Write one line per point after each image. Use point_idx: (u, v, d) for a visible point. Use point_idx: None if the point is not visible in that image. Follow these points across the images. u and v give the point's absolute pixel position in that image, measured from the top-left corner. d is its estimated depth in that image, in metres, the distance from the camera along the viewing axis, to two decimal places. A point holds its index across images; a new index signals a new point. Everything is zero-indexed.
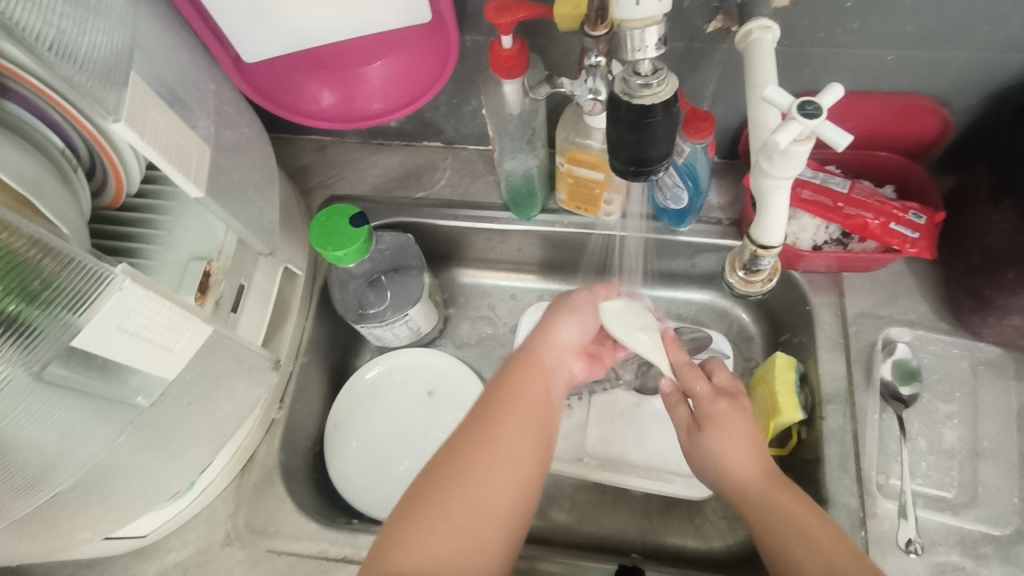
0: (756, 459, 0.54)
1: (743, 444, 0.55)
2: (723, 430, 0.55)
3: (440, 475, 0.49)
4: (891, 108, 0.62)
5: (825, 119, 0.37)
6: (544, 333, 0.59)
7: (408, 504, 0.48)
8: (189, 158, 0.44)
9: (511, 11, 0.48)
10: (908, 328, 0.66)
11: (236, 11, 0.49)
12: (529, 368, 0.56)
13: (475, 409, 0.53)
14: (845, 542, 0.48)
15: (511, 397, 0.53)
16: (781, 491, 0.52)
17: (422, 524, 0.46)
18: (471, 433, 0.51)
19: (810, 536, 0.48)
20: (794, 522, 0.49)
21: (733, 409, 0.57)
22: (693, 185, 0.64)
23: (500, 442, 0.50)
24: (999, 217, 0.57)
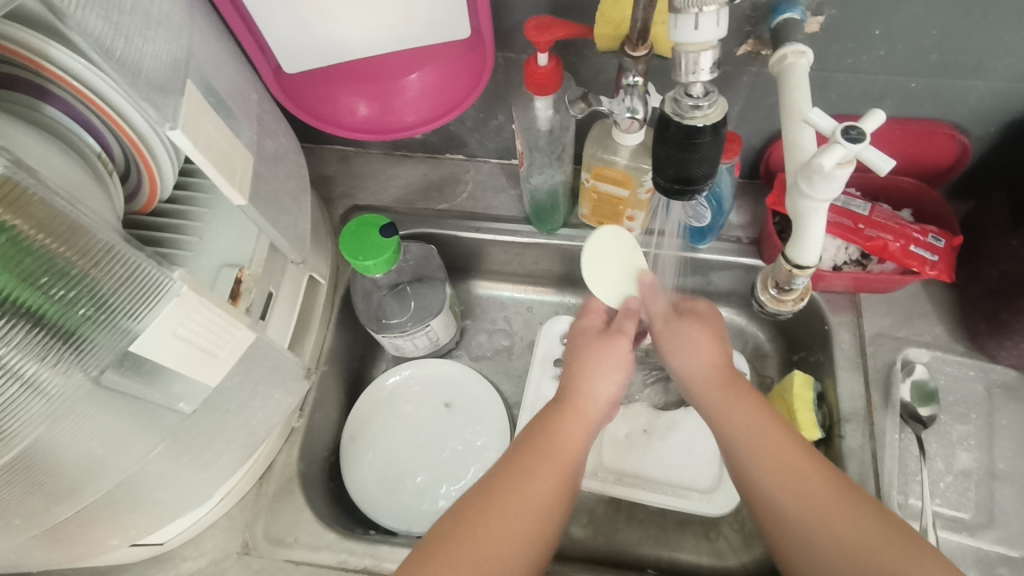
0: (715, 359, 0.58)
1: (707, 343, 0.59)
2: (686, 328, 0.60)
3: (468, 516, 0.49)
4: (912, 133, 0.63)
5: (868, 144, 0.38)
6: (581, 377, 0.58)
7: (434, 539, 0.49)
8: (235, 167, 0.44)
9: (551, 30, 0.49)
10: (926, 349, 0.66)
11: (283, 23, 0.49)
12: (569, 415, 0.56)
13: (509, 453, 0.54)
14: (791, 432, 0.52)
15: (550, 452, 0.53)
16: (733, 384, 0.56)
17: (459, 555, 0.47)
18: (511, 479, 0.51)
19: (753, 419, 0.53)
20: (754, 434, 0.52)
21: (704, 312, 0.61)
22: (717, 205, 0.67)
23: (525, 491, 0.51)
24: (1017, 242, 0.57)
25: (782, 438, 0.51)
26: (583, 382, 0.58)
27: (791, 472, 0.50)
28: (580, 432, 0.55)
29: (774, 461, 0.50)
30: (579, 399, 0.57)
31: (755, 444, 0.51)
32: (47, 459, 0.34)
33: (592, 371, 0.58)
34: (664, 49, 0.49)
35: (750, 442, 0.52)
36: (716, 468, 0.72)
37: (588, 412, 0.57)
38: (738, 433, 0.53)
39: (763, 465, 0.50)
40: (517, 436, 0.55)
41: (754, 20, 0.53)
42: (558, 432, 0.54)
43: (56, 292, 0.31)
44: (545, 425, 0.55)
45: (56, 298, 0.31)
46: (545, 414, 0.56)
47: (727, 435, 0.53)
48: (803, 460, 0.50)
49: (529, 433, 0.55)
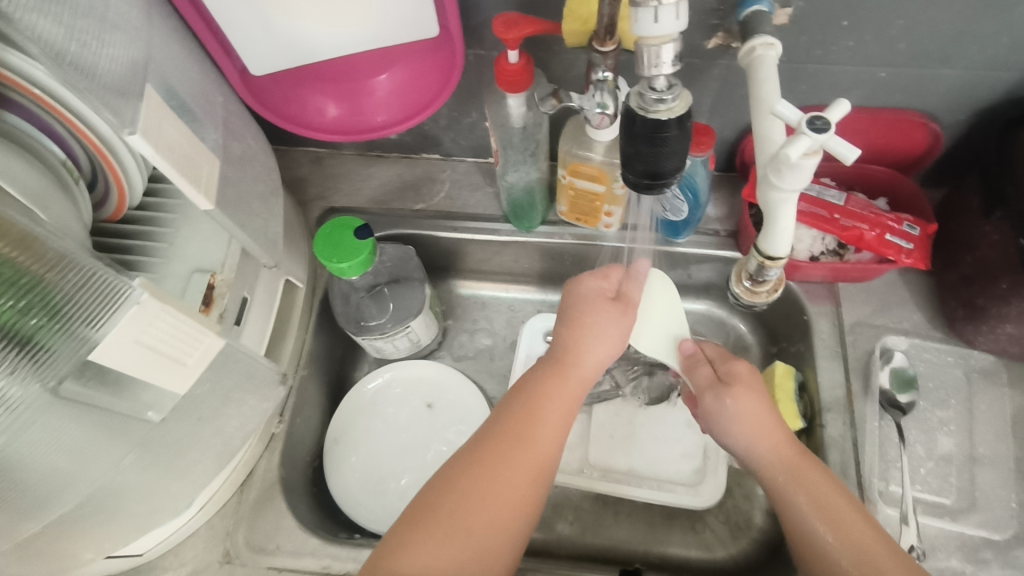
0: (776, 434, 0.55)
1: (763, 417, 0.56)
2: (738, 398, 0.57)
3: (457, 477, 0.51)
4: (883, 123, 0.63)
5: (832, 134, 0.38)
6: (580, 343, 0.57)
7: (422, 501, 0.50)
8: (200, 171, 0.44)
9: (519, 27, 0.50)
10: (904, 336, 0.67)
11: (246, 26, 0.49)
12: (556, 380, 0.56)
13: (493, 421, 0.54)
14: (861, 515, 0.50)
15: (533, 421, 0.53)
16: (801, 464, 0.54)
17: (441, 527, 0.48)
18: (500, 448, 0.52)
19: (822, 503, 0.51)
20: (831, 518, 0.50)
21: (752, 379, 0.59)
22: (693, 197, 0.67)
23: (512, 477, 0.51)
24: (991, 229, 0.58)
25: (856, 524, 0.50)
26: (576, 349, 0.57)
27: (867, 556, 0.48)
28: (563, 400, 0.55)
29: (849, 549, 0.49)
30: (568, 364, 0.57)
31: (829, 532, 0.49)
32: (12, 471, 0.34)
33: (591, 336, 0.58)
34: (628, 43, 0.49)
35: (825, 530, 0.50)
36: (701, 461, 0.72)
37: (580, 379, 0.57)
38: (808, 518, 0.51)
39: (839, 554, 0.49)
40: (502, 404, 0.55)
41: (721, 13, 0.53)
42: (544, 399, 0.55)
43: (7, 301, 0.31)
44: (535, 397, 0.55)
45: (8, 306, 0.31)
46: (530, 380, 0.57)
47: (797, 520, 0.51)
48: (883, 552, 0.48)
49: (513, 403, 0.55)
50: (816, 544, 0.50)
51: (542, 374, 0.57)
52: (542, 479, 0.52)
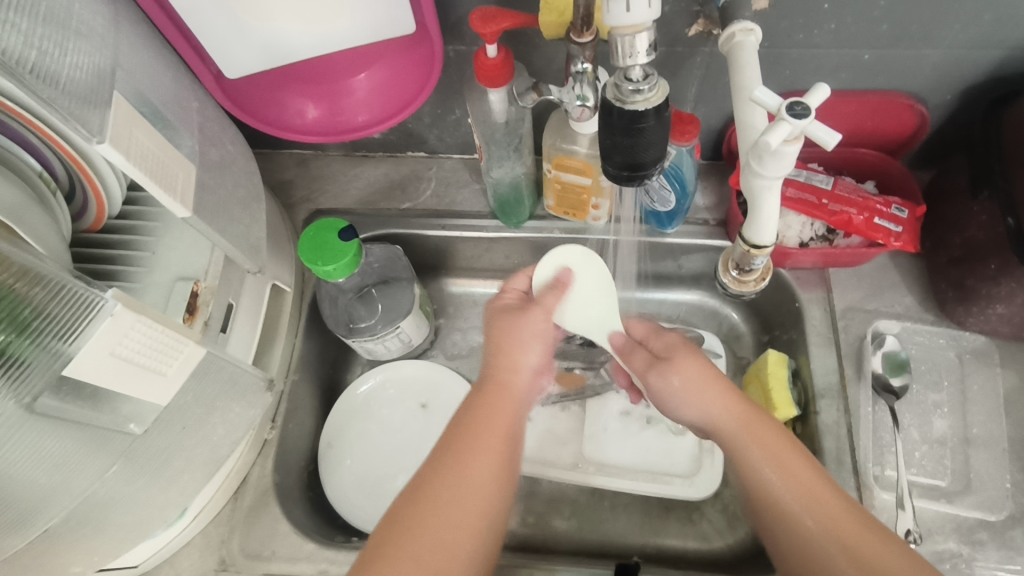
0: (722, 394, 0.54)
1: (709, 382, 0.55)
2: (680, 369, 0.57)
3: (420, 496, 0.48)
4: (869, 106, 0.63)
5: (813, 118, 0.37)
6: (502, 356, 0.56)
7: (386, 526, 0.47)
8: (175, 178, 0.43)
9: (496, 20, 0.49)
10: (896, 320, 0.67)
11: (220, 30, 0.48)
12: (484, 397, 0.54)
13: (444, 436, 0.52)
14: (823, 477, 0.49)
15: (470, 441, 0.51)
16: (752, 419, 0.53)
17: (409, 548, 0.46)
18: (449, 458, 0.50)
19: (780, 463, 0.50)
20: (784, 471, 0.49)
21: (690, 351, 0.59)
22: (680, 187, 0.66)
23: (459, 493, 0.48)
24: (978, 209, 0.57)
25: (818, 487, 0.48)
26: (500, 361, 0.56)
27: (818, 501, 0.47)
28: (508, 407, 0.54)
29: (811, 509, 0.47)
30: (504, 374, 0.55)
31: (791, 493, 0.48)
32: None
33: (514, 344, 0.56)
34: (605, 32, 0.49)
35: (788, 492, 0.48)
36: (696, 453, 0.72)
37: (512, 387, 0.55)
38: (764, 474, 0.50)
39: (798, 511, 0.47)
40: (451, 417, 0.54)
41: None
42: (473, 415, 0.53)
43: None
44: (468, 416, 0.53)
45: None
46: (471, 394, 0.55)
47: (756, 481, 0.50)
48: (847, 515, 0.46)
49: (457, 419, 0.53)
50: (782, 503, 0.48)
51: (470, 395, 0.55)
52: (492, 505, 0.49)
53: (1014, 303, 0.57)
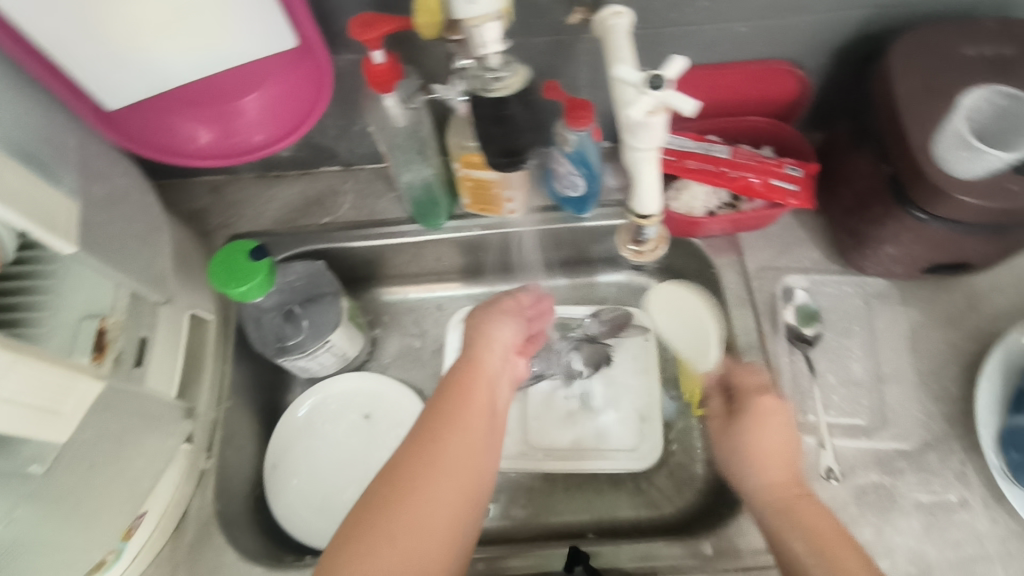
0: (785, 464, 0.54)
1: (780, 447, 0.55)
2: (755, 425, 0.56)
3: (377, 500, 0.47)
4: (750, 74, 0.66)
5: (669, 88, 0.39)
6: (480, 338, 0.59)
7: (354, 518, 0.46)
8: (55, 215, 0.42)
9: (375, 26, 0.50)
10: (804, 275, 0.70)
11: (95, 64, 0.47)
12: (465, 377, 0.55)
13: (419, 423, 0.52)
14: (860, 554, 0.46)
15: (447, 424, 0.51)
16: (797, 495, 0.52)
17: (374, 540, 0.45)
18: (416, 454, 0.49)
19: (810, 525, 0.49)
20: (812, 535, 0.48)
21: (773, 406, 0.57)
22: (587, 170, 0.67)
23: (432, 480, 0.48)
24: (863, 159, 0.60)
25: (828, 532, 0.48)
26: (476, 345, 0.58)
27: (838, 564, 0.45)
28: (484, 387, 0.55)
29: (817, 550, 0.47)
30: (478, 354, 0.57)
31: (795, 525, 0.49)
32: None
33: (490, 325, 0.60)
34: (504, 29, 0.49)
35: (799, 530, 0.49)
36: (637, 424, 0.74)
37: (488, 366, 0.57)
38: (793, 533, 0.48)
39: (794, 539, 0.48)
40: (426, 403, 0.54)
41: None
42: (452, 396, 0.54)
43: None
44: (446, 399, 0.53)
45: None
46: (447, 379, 0.56)
47: (777, 536, 0.49)
48: (848, 552, 0.46)
49: (432, 404, 0.53)
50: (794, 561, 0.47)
51: (449, 376, 0.56)
52: (468, 490, 0.49)
53: (901, 243, 0.59)
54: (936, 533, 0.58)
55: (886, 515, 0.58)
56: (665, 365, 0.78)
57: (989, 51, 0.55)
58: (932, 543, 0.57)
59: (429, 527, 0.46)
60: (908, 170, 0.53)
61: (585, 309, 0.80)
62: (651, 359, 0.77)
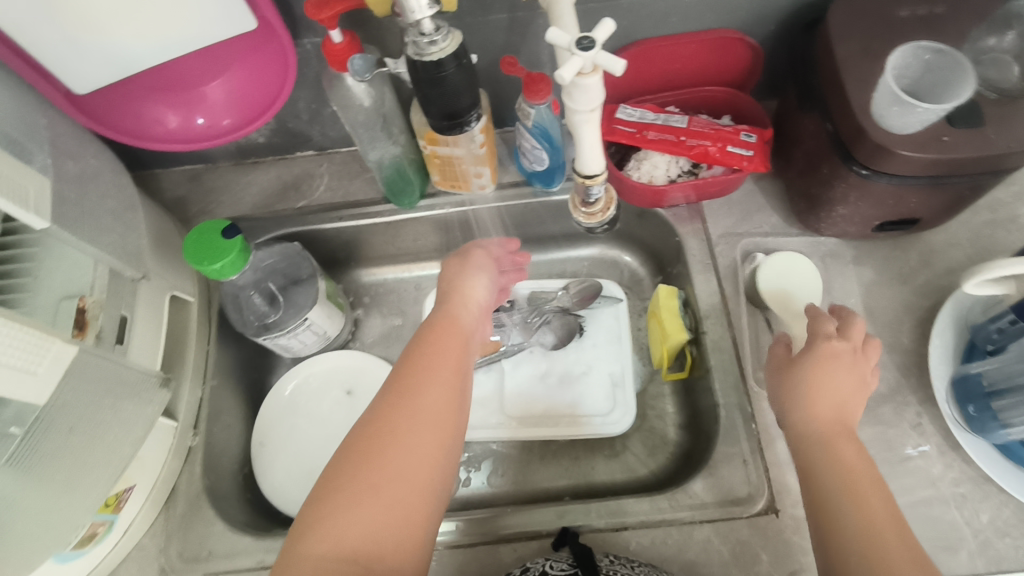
0: (837, 409, 0.52)
1: (836, 392, 0.52)
2: (818, 371, 0.53)
3: (356, 452, 0.48)
4: (708, 44, 0.68)
5: (599, 49, 0.41)
6: (454, 297, 0.60)
7: (336, 467, 0.48)
8: (26, 192, 0.45)
9: (330, 5, 0.52)
10: (764, 239, 0.72)
11: (60, 49, 0.49)
12: (439, 331, 0.57)
13: (395, 375, 0.53)
14: (893, 513, 0.45)
15: (423, 375, 0.53)
16: (842, 441, 0.50)
17: (358, 488, 0.46)
18: (392, 406, 0.50)
19: (851, 475, 0.47)
20: (851, 487, 0.47)
21: (840, 352, 0.54)
22: (550, 144, 0.69)
23: (411, 427, 0.49)
24: (808, 122, 0.62)
25: (868, 487, 0.47)
26: (450, 303, 0.60)
27: (874, 521, 0.44)
28: (458, 341, 0.57)
29: (855, 505, 0.46)
30: (452, 312, 0.59)
31: (833, 472, 0.48)
32: None
33: (464, 280, 0.62)
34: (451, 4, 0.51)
35: (837, 482, 0.47)
36: (610, 390, 0.76)
37: (461, 323, 0.58)
38: (832, 483, 0.47)
39: (833, 492, 0.47)
40: (402, 356, 0.56)
41: None
42: (427, 348, 0.55)
43: None
44: (421, 352, 0.55)
45: None
46: (421, 335, 0.57)
47: (817, 484, 0.48)
48: (884, 509, 0.45)
49: (408, 357, 0.55)
50: (834, 509, 0.46)
51: (424, 332, 0.57)
52: (449, 438, 0.51)
53: (850, 203, 0.61)
54: (894, 480, 0.60)
55: None
56: (636, 333, 0.80)
57: (922, 10, 0.57)
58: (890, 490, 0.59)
59: (411, 473, 0.48)
60: (850, 133, 0.55)
61: (558, 283, 0.83)
62: (622, 329, 0.79)
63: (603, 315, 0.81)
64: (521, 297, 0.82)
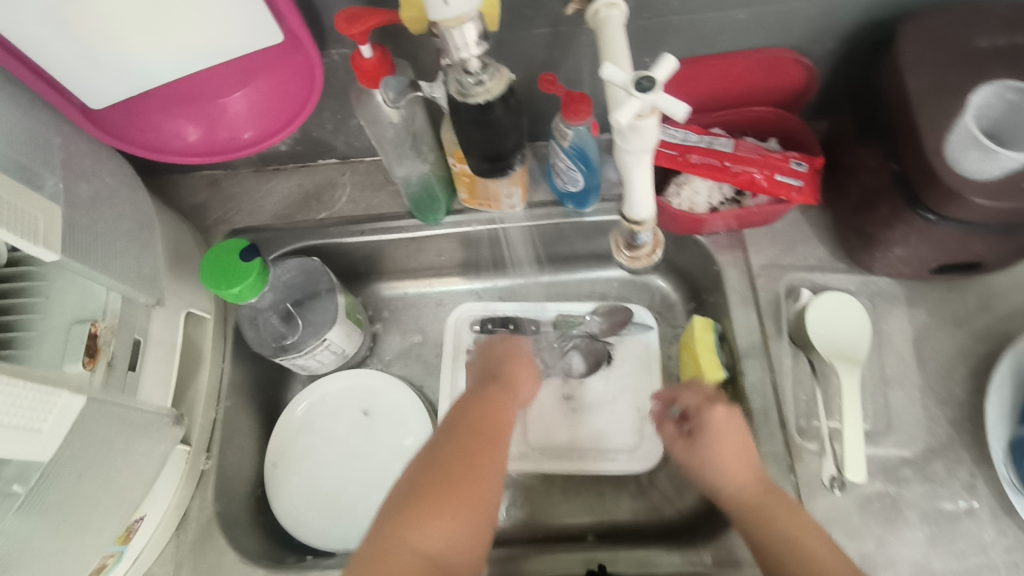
0: (749, 473, 0.55)
1: (739, 456, 0.56)
2: (713, 445, 0.57)
3: (448, 468, 0.50)
4: (760, 64, 0.64)
5: (659, 91, 0.37)
6: (523, 352, 0.63)
7: (423, 478, 0.49)
8: (34, 223, 0.42)
9: (362, 20, 0.48)
10: (810, 274, 0.68)
11: (76, 63, 0.46)
12: (512, 376, 0.60)
13: (478, 402, 0.56)
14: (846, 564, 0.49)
15: (503, 411, 0.56)
16: (771, 504, 0.53)
17: (449, 503, 0.48)
18: (481, 434, 0.53)
19: (795, 538, 0.51)
20: (800, 549, 0.50)
21: (725, 416, 0.58)
22: (586, 166, 0.66)
23: (497, 458, 0.52)
24: (867, 156, 0.58)
25: (814, 546, 0.50)
26: (520, 353, 0.63)
27: None
28: (525, 392, 0.60)
29: (812, 567, 0.49)
30: (523, 363, 0.62)
31: (783, 542, 0.51)
32: None
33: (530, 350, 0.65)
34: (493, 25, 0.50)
35: (792, 551, 0.50)
36: (637, 423, 0.73)
37: (529, 376, 0.62)
38: (782, 550, 0.50)
39: (792, 560, 0.50)
40: (478, 385, 0.58)
41: None
42: (504, 388, 0.58)
43: None
44: (499, 390, 0.58)
45: None
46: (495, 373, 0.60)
47: (768, 556, 0.51)
48: (841, 566, 0.49)
49: (486, 389, 0.57)
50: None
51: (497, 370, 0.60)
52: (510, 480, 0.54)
53: (909, 245, 0.57)
54: (941, 543, 0.56)
55: (890, 525, 0.57)
56: (666, 363, 0.77)
57: (1005, 41, 0.52)
58: (937, 554, 0.56)
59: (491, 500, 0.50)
60: (919, 175, 0.51)
61: (586, 307, 0.79)
62: (654, 358, 0.76)
63: (633, 343, 0.77)
64: (547, 320, 0.79)
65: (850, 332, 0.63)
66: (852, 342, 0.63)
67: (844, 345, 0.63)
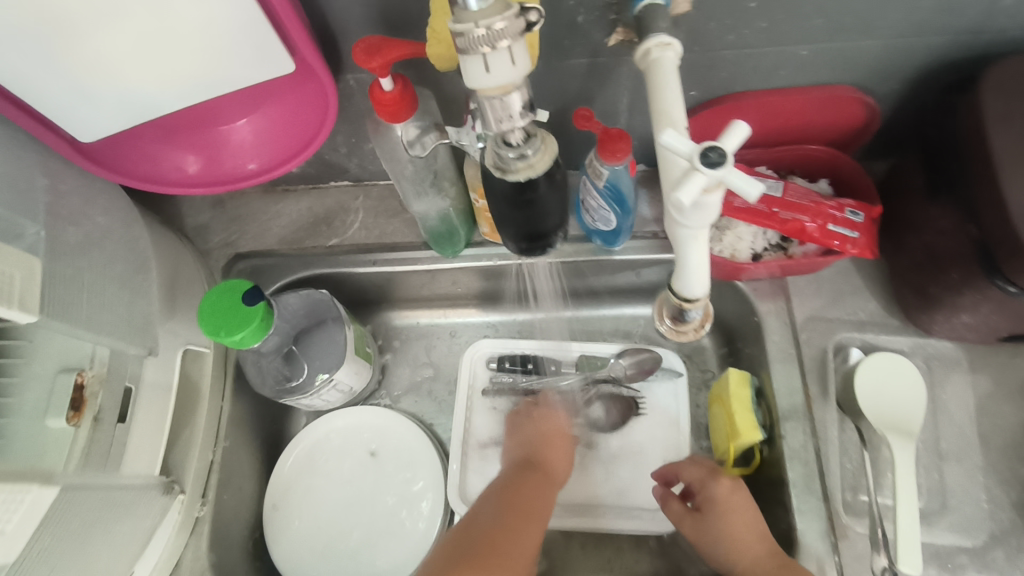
0: (761, 541, 0.54)
1: (751, 527, 0.55)
2: (723, 516, 0.57)
3: (485, 539, 0.51)
4: (817, 101, 0.58)
5: (729, 167, 0.33)
6: (560, 432, 0.66)
7: (461, 548, 0.50)
8: (8, 284, 0.37)
9: (382, 52, 0.43)
10: (859, 331, 0.62)
11: (64, 98, 0.41)
12: (548, 457, 0.62)
13: (516, 481, 0.58)
14: None
15: (540, 491, 0.58)
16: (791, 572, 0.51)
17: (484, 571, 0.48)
18: (519, 511, 0.54)
19: None
20: None
21: (729, 487, 0.58)
22: (620, 207, 0.60)
23: (532, 534, 0.53)
24: (937, 213, 0.52)
25: None
26: (558, 434, 0.65)
27: None
28: (560, 474, 0.62)
29: None
30: (561, 443, 0.64)
31: None
32: None
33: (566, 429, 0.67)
34: None
35: None
36: None
37: (566, 459, 0.64)
38: None
39: None
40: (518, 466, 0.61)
41: (616, 8, 0.47)
42: (542, 471, 0.60)
43: None
44: (537, 472, 0.60)
45: None
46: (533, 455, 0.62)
47: None
48: None
49: (525, 471, 0.60)
50: None
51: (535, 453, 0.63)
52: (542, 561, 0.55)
53: (979, 313, 0.52)
54: None
55: None
56: (695, 413, 0.72)
57: None
58: None
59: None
60: (1002, 244, 0.45)
61: (611, 348, 0.73)
62: (682, 408, 0.70)
63: (659, 390, 0.72)
64: (569, 361, 0.74)
65: (905, 400, 0.58)
66: (907, 411, 0.57)
67: (898, 414, 0.57)
